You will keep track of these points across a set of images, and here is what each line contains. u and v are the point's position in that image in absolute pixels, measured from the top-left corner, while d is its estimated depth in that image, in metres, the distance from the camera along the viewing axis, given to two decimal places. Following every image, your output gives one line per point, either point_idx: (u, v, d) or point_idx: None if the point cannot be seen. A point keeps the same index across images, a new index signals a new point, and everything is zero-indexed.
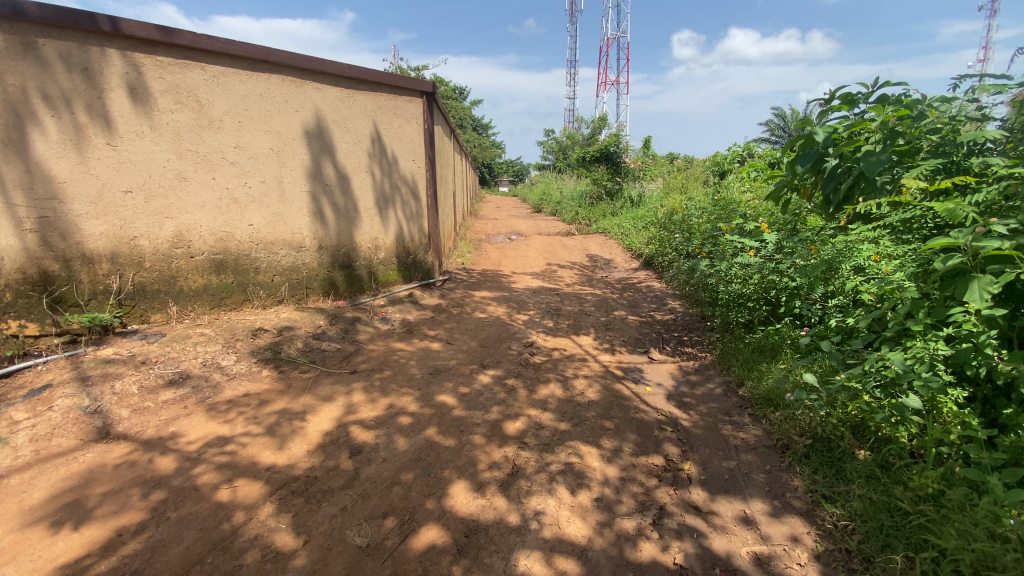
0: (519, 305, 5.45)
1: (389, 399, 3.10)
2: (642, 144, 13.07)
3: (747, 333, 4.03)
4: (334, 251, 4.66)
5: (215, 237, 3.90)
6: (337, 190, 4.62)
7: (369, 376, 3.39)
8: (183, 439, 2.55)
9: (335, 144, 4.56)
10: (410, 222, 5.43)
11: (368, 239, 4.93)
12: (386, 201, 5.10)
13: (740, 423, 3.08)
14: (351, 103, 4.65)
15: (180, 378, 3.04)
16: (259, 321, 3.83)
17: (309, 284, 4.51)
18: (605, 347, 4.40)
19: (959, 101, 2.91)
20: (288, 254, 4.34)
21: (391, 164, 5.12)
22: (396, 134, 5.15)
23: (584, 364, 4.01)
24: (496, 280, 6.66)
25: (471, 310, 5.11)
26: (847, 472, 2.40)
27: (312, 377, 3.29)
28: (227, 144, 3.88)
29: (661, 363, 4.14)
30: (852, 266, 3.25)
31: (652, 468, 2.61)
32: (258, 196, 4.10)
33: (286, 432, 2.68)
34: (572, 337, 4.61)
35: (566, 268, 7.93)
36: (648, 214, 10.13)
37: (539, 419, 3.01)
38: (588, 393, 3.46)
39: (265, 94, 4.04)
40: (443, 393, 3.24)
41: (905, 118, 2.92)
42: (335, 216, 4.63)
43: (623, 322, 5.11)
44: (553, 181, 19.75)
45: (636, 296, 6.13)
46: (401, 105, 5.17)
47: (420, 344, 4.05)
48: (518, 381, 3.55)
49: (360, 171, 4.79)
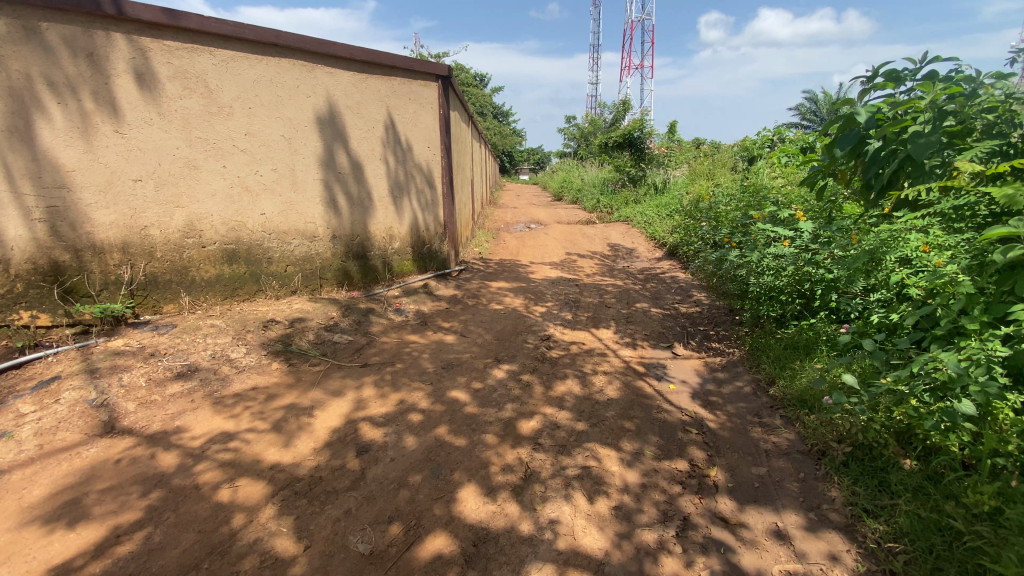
0: (537, 296, 5.28)
1: (399, 395, 2.99)
2: (667, 129, 12.67)
3: (779, 329, 3.77)
4: (348, 241, 4.56)
5: (227, 227, 3.84)
6: (350, 179, 4.50)
7: (380, 369, 3.27)
8: (187, 435, 2.49)
9: (348, 131, 4.43)
10: (425, 211, 5.27)
11: (382, 229, 4.81)
12: (400, 190, 4.94)
13: (772, 425, 2.87)
14: (364, 87, 4.51)
15: (188, 370, 2.99)
16: (272, 312, 3.76)
17: (323, 274, 4.42)
18: (626, 342, 4.21)
19: (1013, 78, 2.65)
20: (301, 244, 4.26)
21: (405, 152, 4.96)
22: (410, 120, 4.98)
23: (603, 359, 3.84)
24: (514, 270, 6.50)
25: (487, 302, 4.97)
26: (892, 484, 2.18)
27: (322, 370, 3.20)
28: (237, 132, 3.81)
29: (686, 360, 3.93)
30: (898, 257, 2.98)
31: (676, 474, 2.44)
32: (270, 184, 4.02)
33: (293, 428, 2.59)
34: (592, 330, 4.43)
35: (586, 257, 7.72)
36: (672, 201, 9.83)
37: (555, 418, 2.87)
38: (607, 390, 3.29)
39: (276, 79, 3.95)
40: (455, 389, 3.12)
41: (956, 97, 2.67)
42: (348, 205, 4.52)
43: (645, 315, 4.90)
44: (574, 169, 19.40)
45: (659, 288, 5.90)
46: (415, 89, 4.99)
47: (433, 337, 3.92)
48: (534, 376, 3.40)
49: (374, 159, 4.65)
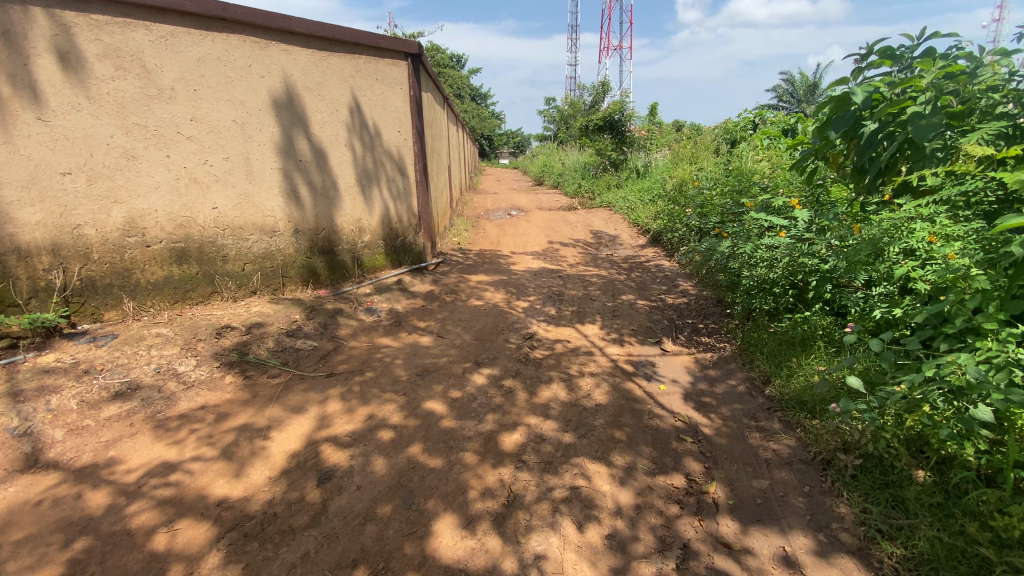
0: (519, 290, 5.02)
1: (369, 409, 2.72)
2: (647, 111, 12.40)
3: (772, 323, 3.60)
4: (313, 235, 4.21)
5: (174, 223, 3.47)
6: (313, 167, 4.14)
7: (347, 379, 2.98)
8: (122, 468, 2.20)
9: (309, 114, 4.06)
10: (397, 201, 4.91)
11: (350, 221, 4.46)
12: (369, 179, 4.58)
13: (771, 431, 2.70)
14: (325, 67, 4.12)
15: (128, 389, 2.67)
16: (227, 317, 3.43)
17: (285, 272, 4.07)
18: (613, 339, 3.99)
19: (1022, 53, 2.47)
20: (260, 240, 3.90)
21: (374, 137, 4.58)
22: (378, 102, 4.59)
23: (590, 358, 3.61)
24: (494, 261, 6.21)
25: (466, 297, 4.68)
26: (907, 500, 2.02)
27: (282, 383, 2.90)
28: (181, 117, 3.41)
29: (676, 357, 3.74)
30: (902, 249, 2.81)
31: (672, 492, 2.24)
32: (222, 175, 3.65)
33: (245, 454, 2.32)
34: (577, 327, 4.20)
35: (568, 246, 7.47)
36: (655, 186, 9.62)
37: (540, 430, 2.63)
38: (595, 394, 3.06)
39: (224, 57, 3.55)
40: (431, 400, 2.86)
41: (963, 75, 2.48)
42: (312, 197, 4.16)
43: (632, 308, 4.68)
44: (554, 153, 19.06)
45: (644, 278, 5.70)
46: (383, 68, 4.59)
47: (408, 339, 3.63)
48: (516, 381, 3.15)
49: (338, 145, 4.28)
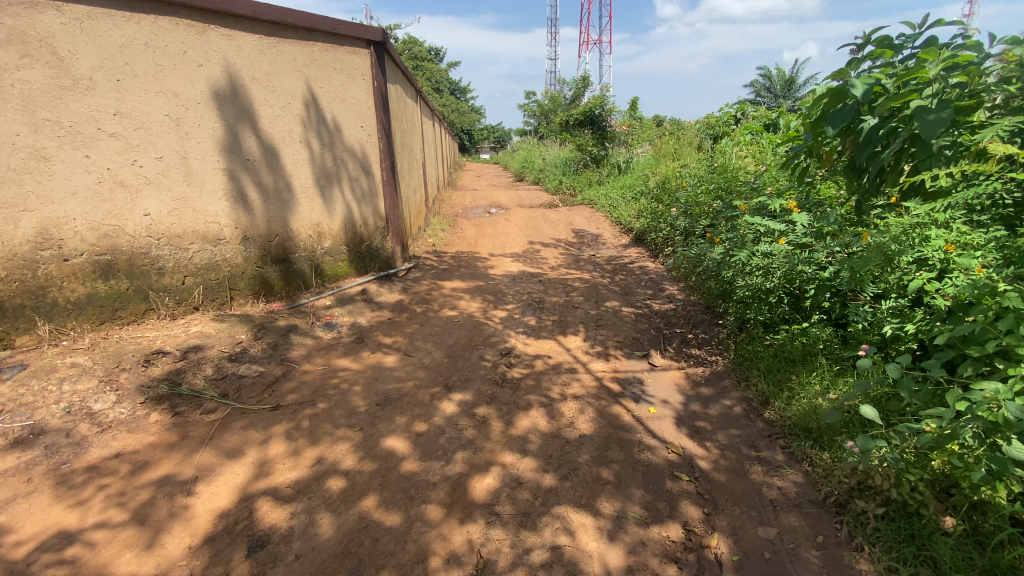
0: (496, 297, 4.67)
1: (318, 451, 2.35)
2: (628, 105, 12.13)
3: (768, 335, 3.33)
4: (264, 242, 3.79)
5: (97, 233, 3.02)
6: (262, 167, 3.71)
7: (295, 414, 2.61)
8: (7, 541, 1.81)
9: (256, 108, 3.62)
10: (361, 203, 4.50)
11: (307, 226, 4.05)
12: (329, 179, 4.17)
13: (774, 464, 2.42)
14: (275, 55, 3.69)
15: (30, 435, 2.25)
16: (160, 340, 3.00)
17: (233, 284, 3.65)
18: (597, 352, 3.67)
19: None
20: (202, 249, 3.47)
21: (333, 133, 4.16)
22: (338, 94, 4.17)
23: (572, 376, 3.29)
24: (471, 265, 5.84)
25: (439, 306, 4.31)
26: (939, 558, 1.76)
27: (218, 421, 2.51)
28: (103, 111, 2.96)
29: (665, 372, 3.44)
30: (913, 258, 2.55)
31: (668, 548, 1.93)
32: (154, 176, 3.21)
33: (162, 517, 1.95)
34: (558, 339, 3.87)
35: (549, 247, 7.14)
36: (637, 182, 9.35)
37: (517, 471, 2.30)
38: (579, 421, 2.73)
39: (153, 43, 3.10)
40: (391, 436, 2.50)
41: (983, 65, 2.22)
42: (262, 200, 3.74)
43: (617, 316, 4.37)
44: (535, 148, 18.70)
45: (629, 282, 5.40)
46: (342, 57, 4.17)
47: (370, 359, 3.25)
48: (490, 408, 2.81)
49: (293, 142, 3.86)
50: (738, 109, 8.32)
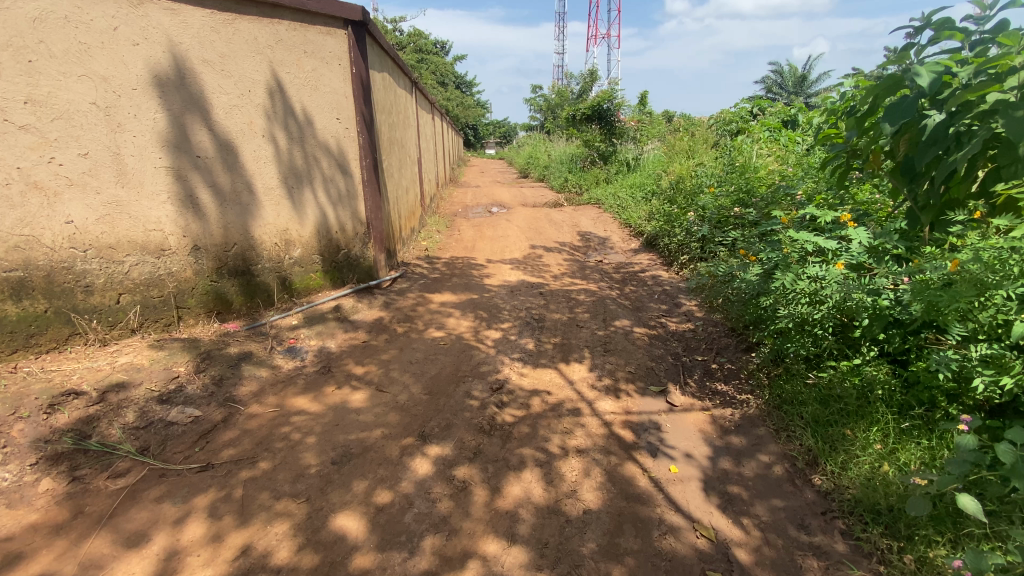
0: (490, 314, 4.12)
1: (246, 535, 1.84)
2: (639, 99, 11.49)
3: (812, 373, 2.79)
4: (220, 253, 3.27)
5: (4, 246, 2.49)
6: (217, 165, 3.18)
7: (226, 478, 2.11)
8: None
9: (208, 96, 3.09)
10: (337, 206, 3.96)
11: (272, 233, 3.52)
12: (299, 179, 3.63)
13: (833, 558, 1.91)
14: (231, 33, 3.14)
15: None
16: (78, 375, 2.49)
17: (180, 301, 3.14)
18: (606, 385, 3.12)
19: None
20: (141, 262, 2.95)
21: (303, 126, 3.62)
22: (309, 81, 3.62)
23: (576, 419, 2.73)
24: (465, 273, 5.29)
25: (424, 325, 3.77)
26: None
27: (126, 488, 2.03)
28: (9, 98, 2.42)
29: (686, 414, 2.89)
30: (1016, 294, 1.99)
31: None
32: (78, 176, 2.68)
33: None
34: (560, 367, 3.32)
35: (552, 252, 6.56)
36: (648, 182, 8.74)
37: (502, 569, 1.77)
38: (584, 488, 2.19)
39: (74, 16, 2.57)
40: (344, 511, 1.98)
41: None
42: (217, 203, 3.21)
43: (628, 337, 3.81)
44: (540, 144, 18.09)
45: (640, 295, 4.83)
46: (313, 38, 3.61)
47: (333, 397, 2.72)
48: (473, 468, 2.27)
49: (254, 136, 3.32)
50: (757, 103, 7.70)
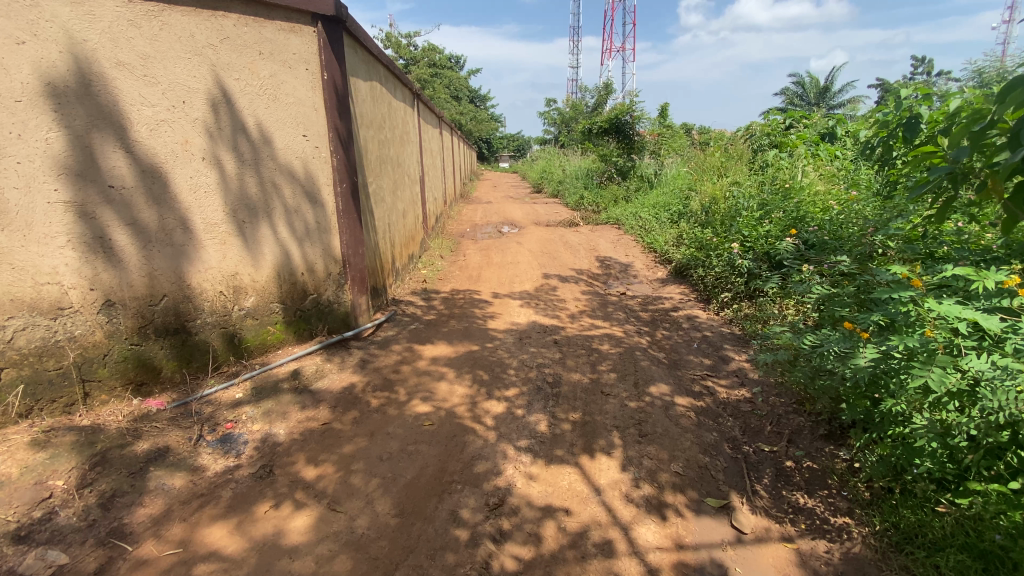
0: (491, 374, 3.31)
1: None
2: (658, 112, 10.71)
3: (945, 498, 1.95)
4: (144, 308, 2.53)
5: None
6: (139, 198, 2.46)
7: None
8: None
9: (125, 112, 2.38)
10: (304, 242, 3.24)
11: (216, 278, 2.79)
12: (253, 211, 2.92)
13: None
14: (158, 31, 2.44)
15: None
16: None
17: (86, 375, 2.39)
18: (644, 494, 2.29)
19: None
20: (29, 327, 2.23)
21: (259, 146, 2.91)
22: (265, 91, 2.92)
23: (606, 563, 1.91)
24: (466, 313, 4.52)
25: (407, 394, 2.99)
26: None
27: None
28: None
29: (761, 549, 2.05)
30: None
31: None
32: None
33: None
34: (580, 461, 2.50)
35: (568, 283, 5.75)
36: (673, 201, 7.92)
37: None
38: None
39: None
40: None
41: None
42: (140, 246, 2.49)
43: (667, 410, 2.97)
44: (554, 158, 17.38)
45: (676, 343, 3.99)
46: (271, 36, 2.91)
47: (264, 524, 1.95)
48: None
49: (190, 159, 2.61)
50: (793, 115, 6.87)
